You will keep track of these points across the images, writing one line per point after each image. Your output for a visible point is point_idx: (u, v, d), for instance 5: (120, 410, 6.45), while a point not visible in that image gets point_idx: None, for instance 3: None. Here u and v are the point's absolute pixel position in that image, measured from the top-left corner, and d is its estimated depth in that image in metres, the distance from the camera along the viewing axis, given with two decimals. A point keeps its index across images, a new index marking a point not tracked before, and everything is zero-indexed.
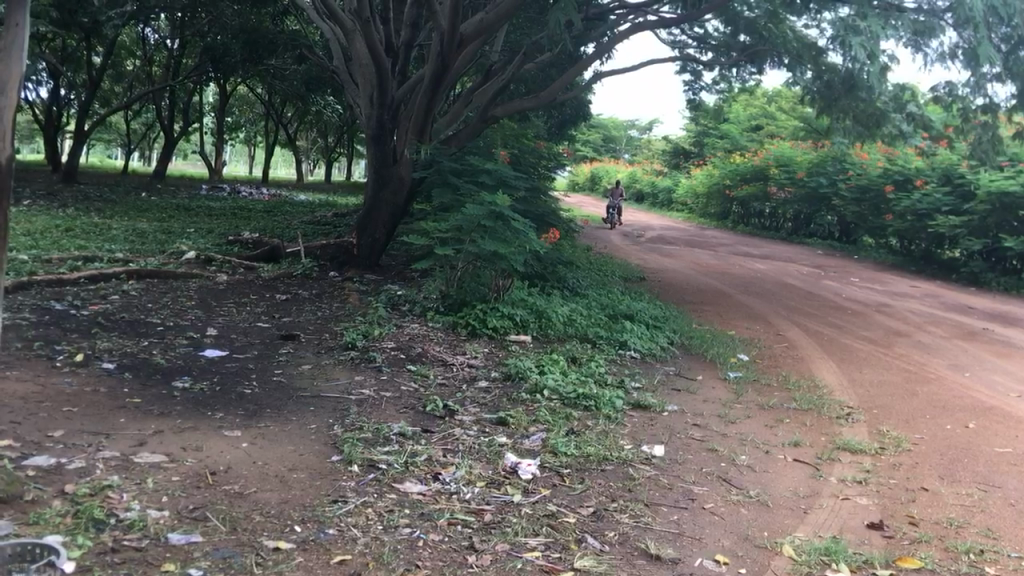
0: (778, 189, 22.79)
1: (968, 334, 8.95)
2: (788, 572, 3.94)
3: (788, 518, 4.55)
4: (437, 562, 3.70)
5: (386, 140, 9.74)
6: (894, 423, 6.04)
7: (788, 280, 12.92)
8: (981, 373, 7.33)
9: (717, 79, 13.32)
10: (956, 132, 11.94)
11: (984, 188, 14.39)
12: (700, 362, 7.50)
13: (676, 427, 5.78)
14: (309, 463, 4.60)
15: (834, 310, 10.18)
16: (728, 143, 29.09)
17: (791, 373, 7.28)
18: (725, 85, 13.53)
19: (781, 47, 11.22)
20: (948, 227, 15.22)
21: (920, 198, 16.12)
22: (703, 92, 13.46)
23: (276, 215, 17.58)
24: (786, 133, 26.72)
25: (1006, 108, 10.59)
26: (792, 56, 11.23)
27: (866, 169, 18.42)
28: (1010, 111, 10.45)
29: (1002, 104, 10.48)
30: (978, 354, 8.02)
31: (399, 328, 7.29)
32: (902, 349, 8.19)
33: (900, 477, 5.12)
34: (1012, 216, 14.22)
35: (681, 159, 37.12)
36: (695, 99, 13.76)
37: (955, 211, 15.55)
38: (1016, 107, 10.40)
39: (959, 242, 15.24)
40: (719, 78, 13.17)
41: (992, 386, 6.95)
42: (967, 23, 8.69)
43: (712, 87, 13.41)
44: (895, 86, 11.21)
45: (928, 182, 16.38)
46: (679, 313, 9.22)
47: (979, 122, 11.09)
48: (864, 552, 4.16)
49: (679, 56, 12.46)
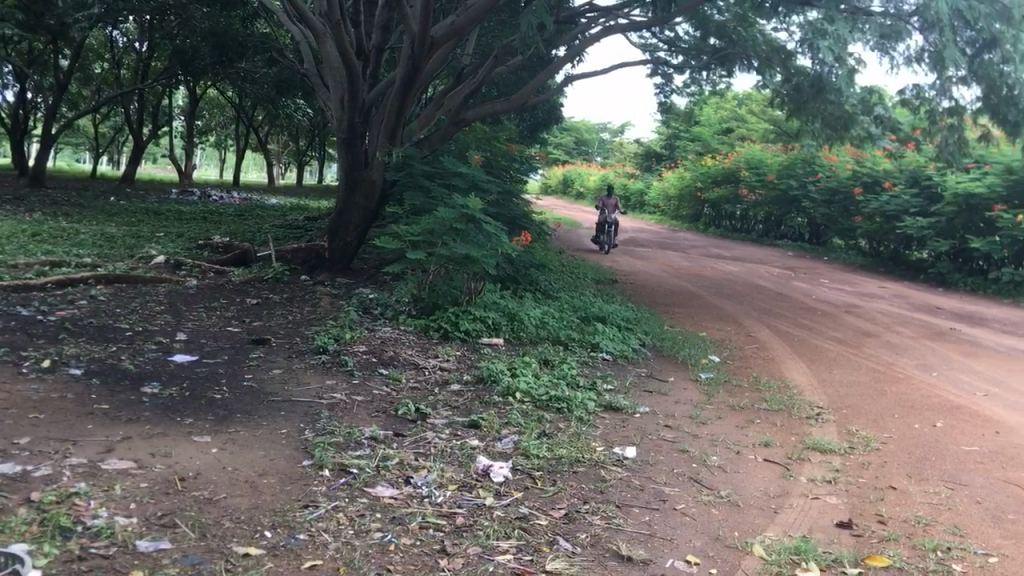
0: (749, 192, 22.98)
1: (937, 334, 9.06)
2: (758, 572, 3.96)
3: (758, 518, 4.58)
4: (408, 565, 3.69)
5: (358, 143, 9.74)
6: (862, 422, 6.09)
7: (757, 281, 13.01)
8: (948, 373, 7.42)
9: (687, 82, 13.38)
10: (923, 134, 12.07)
11: (951, 190, 14.59)
12: (672, 363, 7.53)
13: (648, 428, 5.80)
14: (279, 467, 4.58)
15: (804, 311, 10.26)
16: (699, 145, 29.32)
17: (761, 373, 7.33)
18: (696, 88, 13.60)
19: (751, 50, 11.31)
20: (916, 227, 15.45)
21: (888, 200, 16.33)
22: (673, 95, 13.52)
23: (247, 219, 17.43)
24: (756, 136, 26.95)
25: (972, 111, 10.72)
26: (761, 59, 11.32)
27: (834, 171, 18.63)
28: (976, 113, 10.57)
29: (968, 106, 10.61)
30: (945, 354, 8.11)
31: (371, 331, 7.28)
32: (870, 349, 8.27)
33: (869, 476, 5.17)
34: (978, 217, 14.38)
35: (653, 162, 37.35)
36: (666, 102, 13.82)
37: (922, 213, 15.79)
38: (982, 110, 10.53)
39: (926, 243, 15.46)
40: (689, 81, 13.22)
41: (959, 385, 7.04)
42: (933, 27, 8.85)
43: (682, 90, 13.46)
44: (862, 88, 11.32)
45: (896, 184, 16.58)
46: (650, 315, 9.25)
47: (945, 125, 11.24)
48: (834, 551, 4.21)
49: (650, 59, 12.52)
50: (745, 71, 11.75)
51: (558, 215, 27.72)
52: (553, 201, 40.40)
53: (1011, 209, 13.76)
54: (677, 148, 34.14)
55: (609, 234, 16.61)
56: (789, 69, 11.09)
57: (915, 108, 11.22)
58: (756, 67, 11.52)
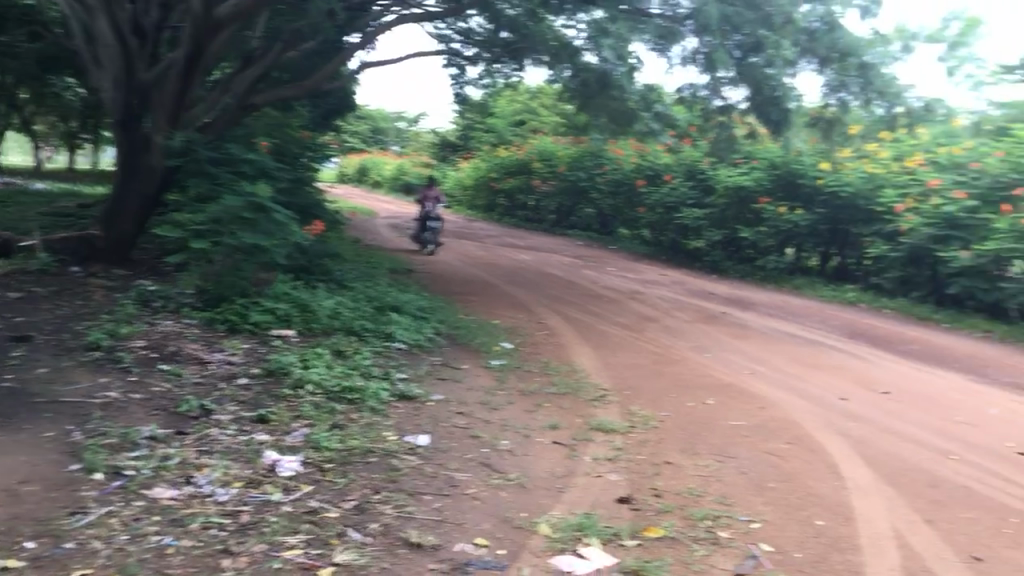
0: (541, 183, 23.67)
1: (710, 317, 9.73)
2: (544, 550, 4.12)
3: (544, 498, 4.75)
4: (188, 568, 3.55)
5: (134, 126, 9.33)
6: (642, 402, 6.44)
7: (549, 270, 13.44)
8: (720, 353, 7.99)
9: (482, 74, 13.59)
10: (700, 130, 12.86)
11: (723, 184, 15.71)
12: (466, 351, 7.65)
13: (440, 416, 5.86)
14: (43, 474, 4.25)
15: (591, 297, 10.72)
16: (493, 136, 29.86)
17: (551, 358, 7.59)
18: (490, 80, 13.83)
19: (540, 45, 11.28)
20: (693, 218, 16.57)
21: (668, 192, 17.39)
22: (468, 86, 13.70)
23: (8, 206, 15.95)
24: (547, 128, 27.81)
25: (742, 111, 11.45)
26: (551, 54, 11.36)
27: (620, 164, 19.56)
28: (744, 112, 11.35)
29: (736, 106, 11.37)
30: (717, 335, 8.73)
31: (152, 326, 6.91)
32: (651, 332, 8.76)
33: (647, 452, 5.48)
34: (747, 209, 15.55)
35: (448, 152, 37.32)
36: (461, 93, 13.97)
37: (699, 204, 16.87)
38: (748, 110, 11.31)
39: (701, 234, 16.58)
40: (484, 73, 13.43)
41: (728, 364, 7.61)
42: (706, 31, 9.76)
43: (477, 82, 13.66)
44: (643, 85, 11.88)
45: (674, 177, 17.63)
46: (445, 304, 9.34)
47: (717, 123, 12.22)
48: (613, 525, 4.47)
49: (445, 50, 12.60)
50: (536, 66, 12.07)
51: (353, 204, 27.35)
52: (349, 189, 39.88)
53: (773, 201, 14.92)
54: (470, 138, 34.44)
55: (433, 229, 14.87)
56: (576, 65, 11.34)
57: (692, 105, 11.86)
58: (547, 60, 11.57)
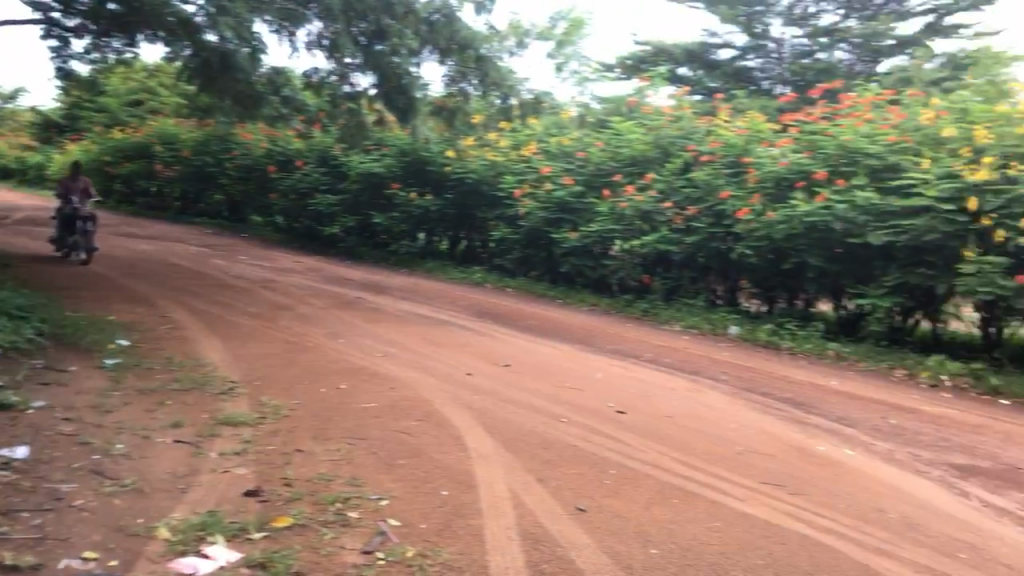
0: (163, 168, 22.24)
1: (343, 303, 9.84)
2: (163, 556, 3.89)
3: (164, 500, 4.48)
4: None
5: None
6: (272, 391, 6.32)
7: (173, 261, 12.74)
8: (353, 338, 8.10)
9: (89, 48, 12.40)
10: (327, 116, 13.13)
11: (355, 169, 16.29)
12: (76, 351, 6.99)
13: (43, 424, 5.30)
14: None
15: (219, 288, 10.31)
16: (104, 116, 27.39)
17: (174, 354, 7.18)
18: (100, 56, 12.63)
19: (154, 19, 9.77)
20: (325, 204, 17.04)
21: (300, 177, 17.71)
22: (72, 61, 12.46)
23: None
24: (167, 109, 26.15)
25: (368, 97, 12.63)
26: (166, 31, 10.01)
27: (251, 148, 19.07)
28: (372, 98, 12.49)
29: (364, 93, 12.55)
30: (351, 320, 8.86)
31: None
32: (284, 321, 8.66)
33: (277, 442, 5.40)
34: (378, 194, 16.21)
35: (53, 132, 33.01)
36: (65, 69, 12.66)
37: (331, 189, 17.27)
38: (374, 97, 12.57)
39: (335, 219, 17.07)
40: (91, 47, 12.29)
41: (361, 347, 7.76)
42: (327, 16, 10.87)
43: (84, 57, 12.47)
44: (269, 70, 11.51)
45: (307, 162, 17.80)
46: (52, 301, 8.47)
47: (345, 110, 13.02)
48: (239, 520, 4.34)
49: (43, 18, 11.35)
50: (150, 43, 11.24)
51: None
52: None
53: (405, 187, 15.76)
54: (75, 116, 31.06)
55: (81, 233, 12.36)
56: (197, 46, 10.07)
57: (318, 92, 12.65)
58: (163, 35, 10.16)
